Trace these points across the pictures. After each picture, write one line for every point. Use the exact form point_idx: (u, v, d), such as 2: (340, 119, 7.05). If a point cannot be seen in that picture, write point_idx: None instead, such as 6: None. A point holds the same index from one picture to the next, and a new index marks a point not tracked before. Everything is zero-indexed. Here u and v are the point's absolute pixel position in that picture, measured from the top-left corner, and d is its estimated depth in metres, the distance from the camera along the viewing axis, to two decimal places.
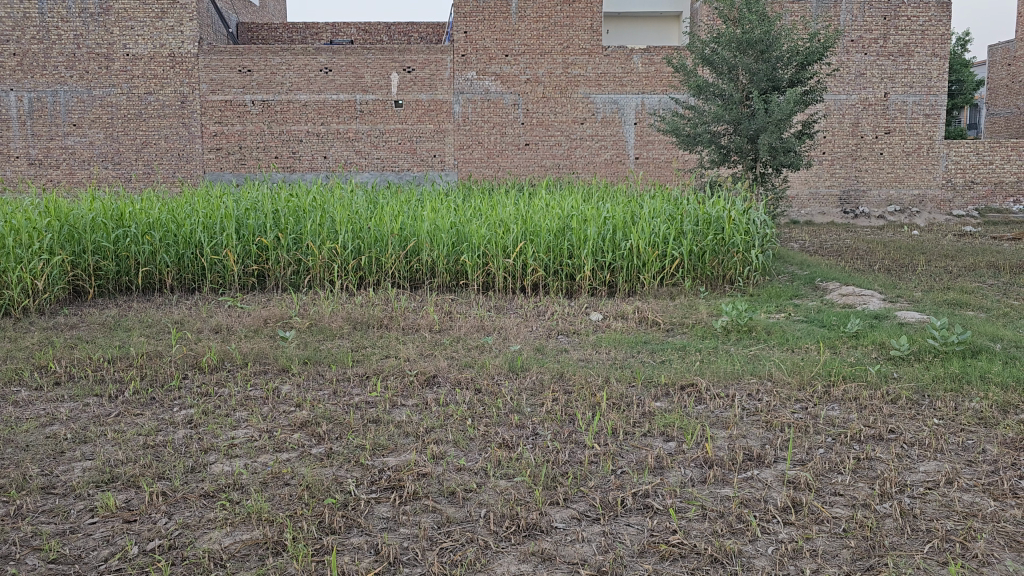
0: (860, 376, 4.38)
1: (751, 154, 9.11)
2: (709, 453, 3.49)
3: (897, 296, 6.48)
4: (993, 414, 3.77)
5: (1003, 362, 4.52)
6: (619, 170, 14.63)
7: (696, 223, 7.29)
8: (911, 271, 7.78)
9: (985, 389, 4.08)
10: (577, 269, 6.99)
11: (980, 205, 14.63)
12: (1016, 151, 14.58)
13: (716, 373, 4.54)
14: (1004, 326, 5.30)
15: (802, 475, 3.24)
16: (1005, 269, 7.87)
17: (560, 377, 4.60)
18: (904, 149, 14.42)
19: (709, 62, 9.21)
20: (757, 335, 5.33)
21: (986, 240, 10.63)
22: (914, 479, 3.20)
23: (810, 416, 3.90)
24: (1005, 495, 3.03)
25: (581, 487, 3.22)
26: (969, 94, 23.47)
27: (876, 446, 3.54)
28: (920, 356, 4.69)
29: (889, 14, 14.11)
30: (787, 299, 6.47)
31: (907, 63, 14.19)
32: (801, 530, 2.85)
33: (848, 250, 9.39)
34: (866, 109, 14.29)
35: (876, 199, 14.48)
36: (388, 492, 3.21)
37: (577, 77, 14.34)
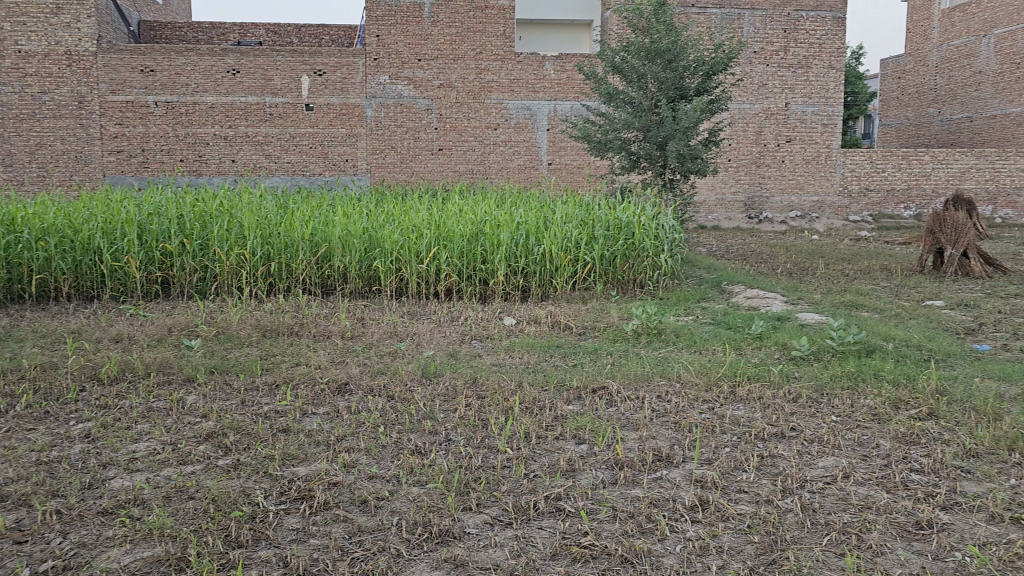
0: (763, 376, 4.53)
1: (660, 161, 9.31)
2: (620, 454, 3.54)
3: (798, 298, 6.73)
4: (886, 410, 3.95)
5: (896, 360, 4.74)
6: (532, 176, 14.74)
7: (607, 227, 7.39)
8: (811, 274, 8.10)
9: (880, 386, 4.28)
10: (490, 275, 7.00)
11: (875, 211, 15.35)
12: (906, 160, 15.35)
13: (627, 376, 4.62)
14: (895, 326, 5.57)
15: (709, 474, 3.32)
16: (897, 272, 8.26)
17: (474, 382, 4.59)
18: (805, 156, 15.01)
19: (619, 70, 9.36)
20: (666, 337, 5.46)
21: (880, 244, 11.19)
22: (814, 474, 3.32)
23: (717, 416, 4.00)
24: (897, 487, 3.17)
25: (494, 492, 3.22)
26: (863, 106, 24.66)
27: (779, 444, 3.66)
28: (820, 356, 4.88)
29: (789, 27, 14.66)
30: (695, 302, 6.64)
31: (806, 74, 14.80)
32: (707, 527, 2.93)
33: (752, 255, 9.71)
34: (769, 118, 14.80)
35: (779, 204, 15.01)
36: (298, 503, 3.13)
37: (490, 82, 14.42)
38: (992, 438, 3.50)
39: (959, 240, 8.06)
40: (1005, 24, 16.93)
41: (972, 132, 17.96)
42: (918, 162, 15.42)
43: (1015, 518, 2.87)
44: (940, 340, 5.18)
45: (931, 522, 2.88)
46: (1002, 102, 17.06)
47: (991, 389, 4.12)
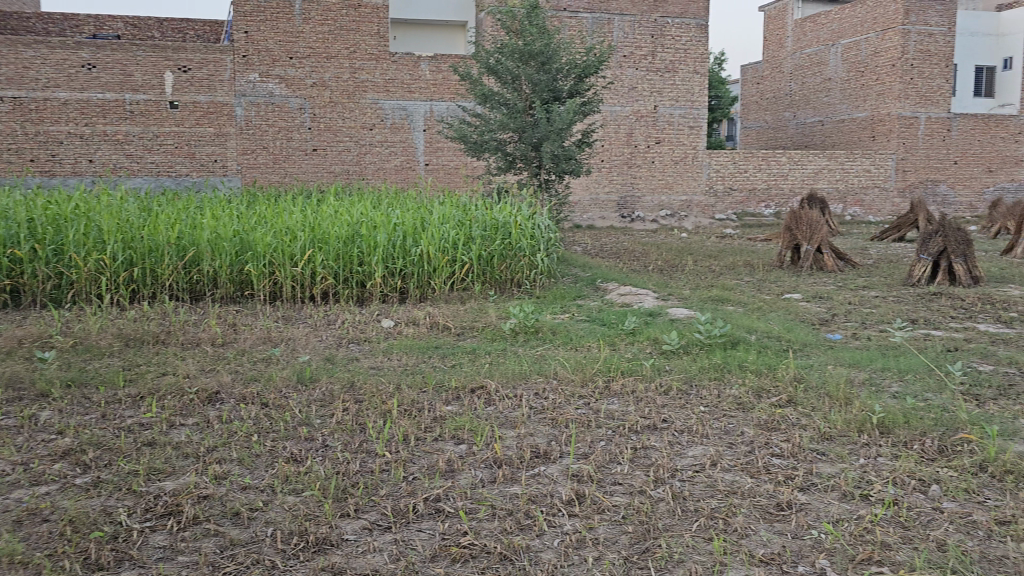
0: (636, 370, 4.67)
1: (536, 161, 9.45)
2: (499, 453, 3.57)
3: (668, 294, 6.97)
4: (749, 399, 4.15)
5: (758, 351, 4.99)
6: (409, 177, 14.65)
7: (484, 228, 7.42)
8: (681, 271, 8.41)
9: (743, 376, 4.50)
10: (367, 277, 6.90)
11: (738, 210, 16.10)
12: (765, 162, 16.18)
13: (505, 374, 4.65)
14: (757, 319, 5.85)
15: (585, 468, 3.40)
16: (759, 267, 8.69)
17: (351, 387, 4.51)
18: (673, 157, 15.57)
19: (493, 71, 9.42)
20: (543, 336, 5.53)
21: (743, 241, 11.76)
22: (684, 463, 3.45)
23: (593, 411, 4.09)
24: (760, 471, 3.33)
25: (372, 497, 3.18)
26: (726, 109, 25.82)
27: (651, 435, 3.78)
28: (689, 349, 5.08)
29: (656, 33, 15.17)
30: (570, 300, 6.77)
31: (673, 78, 15.37)
32: (584, 520, 2.99)
33: (625, 253, 9.99)
34: (639, 121, 15.26)
35: (650, 204, 15.51)
36: (165, 519, 2.99)
37: (365, 82, 14.22)
38: (844, 421, 3.73)
39: (814, 236, 8.57)
40: (851, 35, 18.13)
41: (824, 135, 19.13)
42: (776, 163, 16.28)
43: (864, 494, 3.06)
44: (797, 331, 5.48)
45: (791, 503, 3.04)
46: (850, 107, 18.26)
47: (843, 375, 4.39)
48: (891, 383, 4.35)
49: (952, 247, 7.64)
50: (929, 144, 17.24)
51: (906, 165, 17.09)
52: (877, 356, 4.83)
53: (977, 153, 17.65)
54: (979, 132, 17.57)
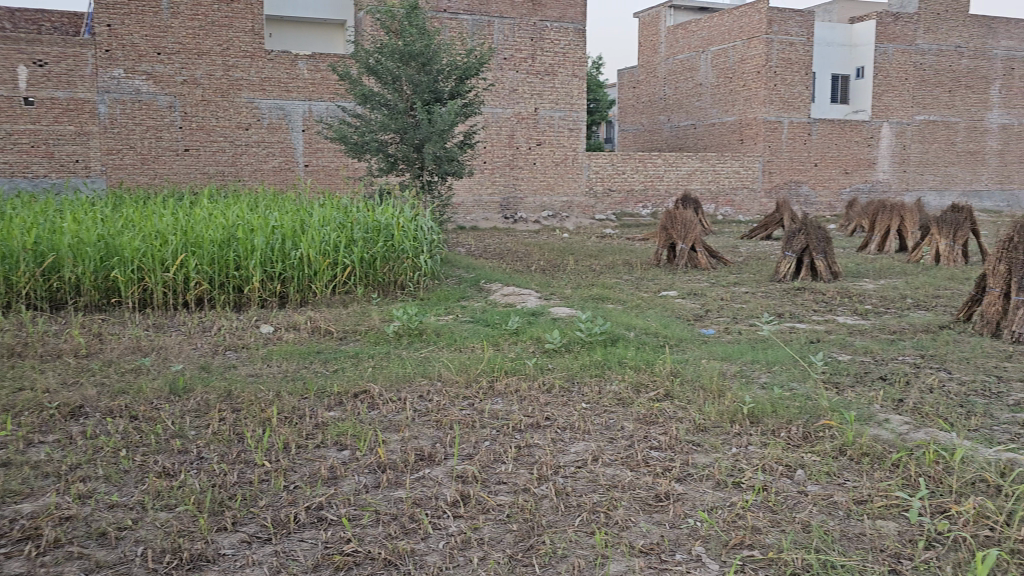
0: (519, 369, 4.71)
1: (418, 162, 9.39)
2: (383, 457, 3.52)
3: (550, 293, 7.08)
4: (629, 394, 4.27)
5: (637, 348, 5.13)
6: (288, 178, 14.31)
7: (366, 230, 7.31)
8: (563, 270, 8.56)
9: (623, 372, 4.62)
10: (245, 281, 6.68)
11: (617, 210, 16.54)
12: (642, 163, 16.69)
13: (389, 378, 4.60)
14: (636, 316, 6.03)
15: (470, 468, 3.40)
16: (637, 266, 8.95)
17: (228, 395, 4.35)
18: (554, 159, 15.83)
19: (373, 71, 9.31)
20: (427, 337, 5.51)
21: (622, 240, 12.09)
22: (567, 460, 3.51)
23: (477, 412, 4.11)
24: (639, 464, 3.42)
25: (251, 508, 3.08)
26: (605, 112, 26.46)
27: (534, 434, 3.83)
28: (571, 346, 5.18)
29: (536, 36, 15.37)
30: (455, 301, 6.77)
31: (553, 81, 15.62)
32: (469, 520, 2.99)
33: (508, 254, 10.07)
34: (520, 123, 15.42)
35: (533, 205, 15.70)
36: (22, 544, 2.79)
37: (239, 80, 13.76)
38: (717, 413, 3.89)
39: (688, 235, 8.88)
40: (719, 42, 18.93)
41: (697, 138, 19.89)
42: (652, 165, 16.82)
43: (736, 482, 3.20)
44: (673, 327, 5.68)
45: (669, 494, 3.13)
46: (720, 111, 19.07)
47: (715, 368, 4.58)
48: (760, 374, 4.56)
49: (814, 244, 8.09)
50: (792, 147, 18.21)
51: (772, 168, 18.01)
52: (747, 349, 5.06)
53: (835, 156, 18.78)
54: (836, 136, 18.71)
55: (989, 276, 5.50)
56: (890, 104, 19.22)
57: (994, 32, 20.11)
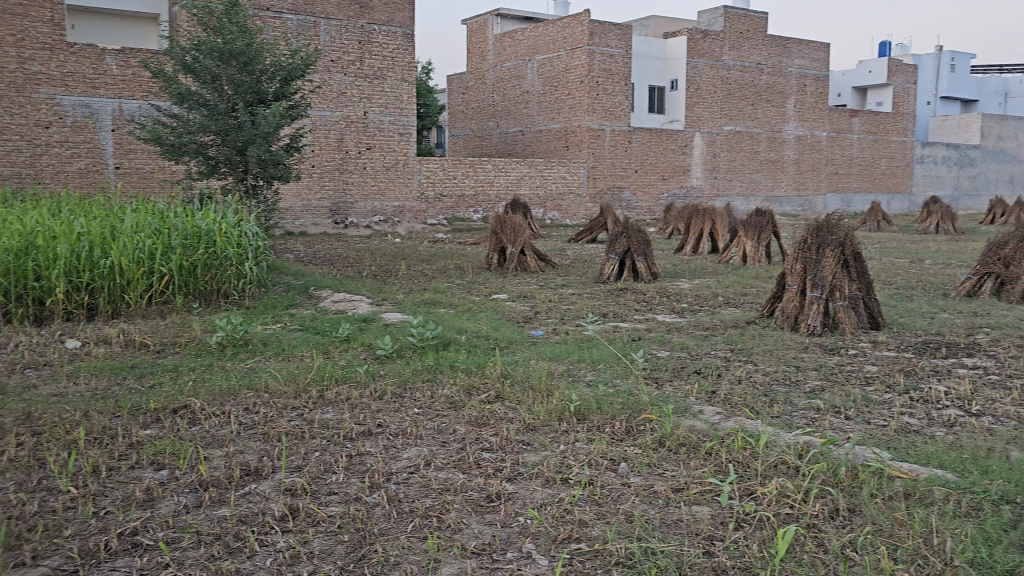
0: (350, 377, 4.63)
1: (241, 166, 9.01)
2: (205, 474, 3.35)
3: (382, 299, 7.01)
4: (460, 397, 4.30)
5: (468, 351, 5.18)
6: (96, 181, 13.33)
7: (184, 236, 6.91)
8: (394, 275, 8.51)
9: (455, 376, 4.64)
10: (47, 293, 6.15)
11: (449, 215, 16.66)
12: (473, 168, 16.90)
13: (211, 392, 4.38)
14: (467, 320, 6.08)
15: (299, 481, 3.30)
16: (468, 270, 9.05)
17: (26, 418, 3.98)
18: (384, 164, 15.69)
19: (190, 70, 8.84)
20: (253, 348, 5.29)
21: (454, 245, 12.17)
22: (398, 466, 3.48)
23: (306, 422, 3.99)
24: (471, 466, 3.45)
25: (55, 540, 2.83)
26: (435, 117, 26.53)
27: (366, 441, 3.77)
28: (403, 352, 5.15)
29: (363, 39, 15.18)
30: (283, 309, 6.55)
31: (381, 85, 15.48)
32: (298, 535, 2.90)
33: (338, 259, 9.88)
34: (349, 126, 15.16)
35: (363, 210, 15.49)
36: None
37: (37, 74, 12.66)
38: (545, 411, 3.99)
39: (518, 238, 9.08)
40: (545, 52, 19.47)
41: (525, 144, 20.36)
42: (482, 170, 17.06)
43: (564, 478, 3.30)
44: (503, 330, 5.77)
45: (500, 494, 3.18)
46: (546, 119, 19.63)
47: (544, 368, 4.71)
48: (586, 373, 4.73)
49: (634, 247, 8.50)
50: (614, 154, 19.03)
51: (596, 174, 18.75)
52: (574, 349, 5.23)
53: (653, 163, 19.82)
54: (654, 144, 19.74)
55: (789, 274, 5.98)
56: (701, 115, 20.51)
57: (789, 51, 21.96)
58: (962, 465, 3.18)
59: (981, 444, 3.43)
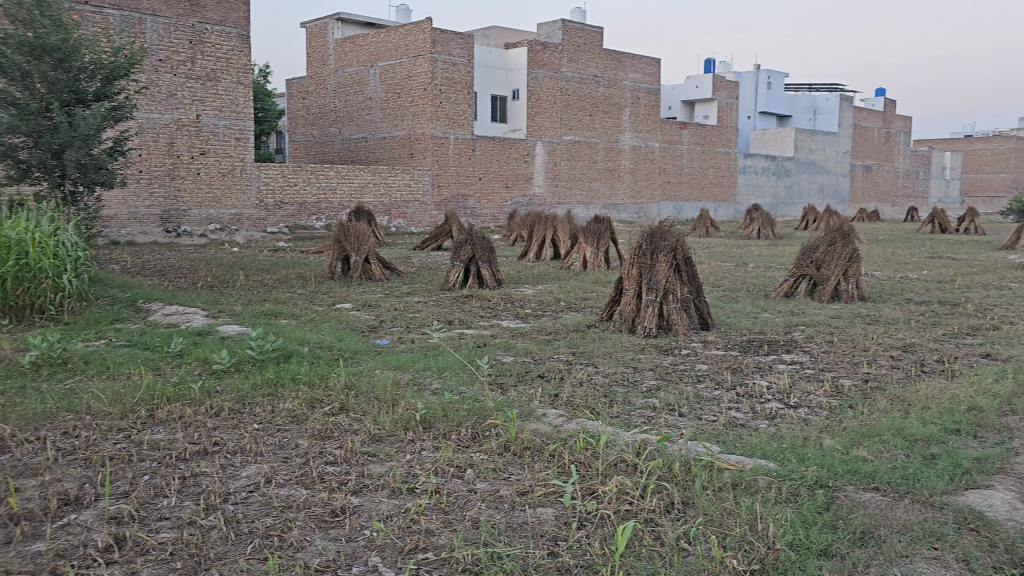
0: (183, 395, 4.38)
1: (57, 170, 8.34)
2: (16, 507, 3.06)
3: (218, 311, 6.69)
4: (303, 411, 4.16)
5: (310, 363, 5.04)
6: None
7: None
8: (231, 286, 8.16)
9: (297, 389, 4.50)
10: None
11: (290, 223, 16.15)
12: (315, 175, 16.48)
13: (24, 416, 4.01)
14: (310, 330, 5.92)
15: (126, 507, 3.08)
16: (311, 279, 8.82)
17: None
18: (220, 169, 15.03)
19: None
20: (73, 366, 4.91)
21: (296, 254, 11.83)
22: (237, 485, 3.33)
23: (134, 444, 3.74)
24: (314, 482, 3.35)
25: None
26: (274, 122, 25.76)
27: (201, 461, 3.58)
28: (241, 365, 4.94)
29: (194, 39, 14.49)
30: (106, 325, 6.12)
31: (215, 87, 14.83)
32: (125, 566, 2.70)
33: (170, 270, 9.36)
34: (180, 130, 14.41)
35: (197, 218, 14.77)
36: None
37: None
38: (391, 421, 3.94)
39: (362, 247, 8.96)
40: (387, 58, 19.33)
41: (368, 151, 20.11)
42: (325, 177, 16.68)
43: (411, 488, 3.27)
44: (347, 340, 5.66)
45: (345, 508, 3.11)
46: (389, 126, 19.47)
47: (389, 378, 4.65)
48: (432, 381, 4.72)
49: (479, 254, 8.59)
50: (458, 161, 19.15)
51: (440, 181, 18.81)
52: (419, 358, 5.20)
53: (497, 171, 20.09)
54: (497, 152, 20.00)
55: (626, 279, 6.21)
56: (542, 124, 21.02)
57: (623, 64, 22.93)
58: (782, 454, 3.42)
59: (799, 433, 3.70)
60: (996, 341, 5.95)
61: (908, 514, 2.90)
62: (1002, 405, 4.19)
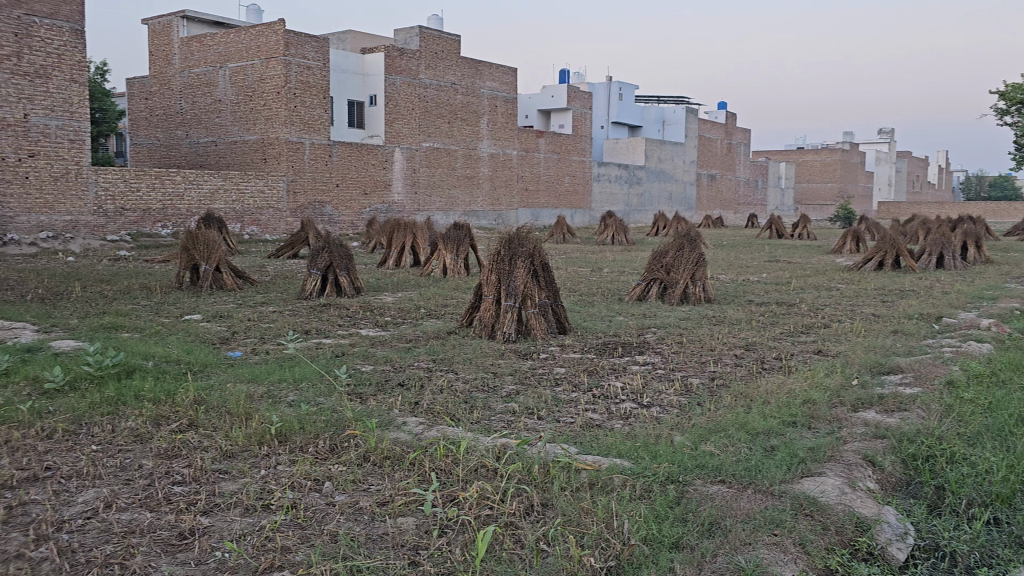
0: (10, 417, 4.02)
1: None
2: None
3: (51, 325, 6.21)
4: (147, 429, 3.92)
5: (155, 378, 4.76)
6: None
7: None
8: (65, 298, 7.61)
9: (141, 406, 4.24)
10: None
11: (132, 230, 15.24)
12: (159, 180, 15.64)
13: None
14: (155, 343, 5.60)
15: None
16: (156, 290, 8.35)
17: None
18: (52, 173, 13.99)
19: None
20: None
21: (139, 263, 11.16)
22: (72, 513, 3.09)
23: None
24: (159, 504, 3.16)
25: None
26: (113, 123, 24.28)
27: (31, 488, 3.30)
28: (77, 383, 4.60)
29: (21, 32, 13.45)
30: None
31: (46, 85, 13.82)
32: None
33: None
34: (4, 130, 13.35)
35: (27, 225, 13.68)
36: None
37: None
38: (244, 436, 3.79)
39: (211, 255, 8.59)
40: (237, 59, 18.65)
41: (218, 155, 19.31)
42: (171, 182, 15.87)
43: (266, 504, 3.14)
44: (196, 353, 5.39)
45: (193, 529, 2.95)
46: (240, 129, 18.77)
47: (242, 391, 4.46)
48: (288, 393, 4.57)
49: (336, 262, 8.43)
50: (314, 167, 18.71)
51: (295, 187, 18.31)
52: (274, 369, 5.02)
53: (354, 178, 19.76)
54: (354, 158, 19.68)
55: (485, 285, 6.25)
56: (400, 131, 20.88)
57: (480, 73, 23.14)
58: (635, 453, 3.54)
59: (651, 432, 3.84)
60: (826, 338, 6.41)
61: (751, 503, 3.06)
62: (832, 398, 4.51)
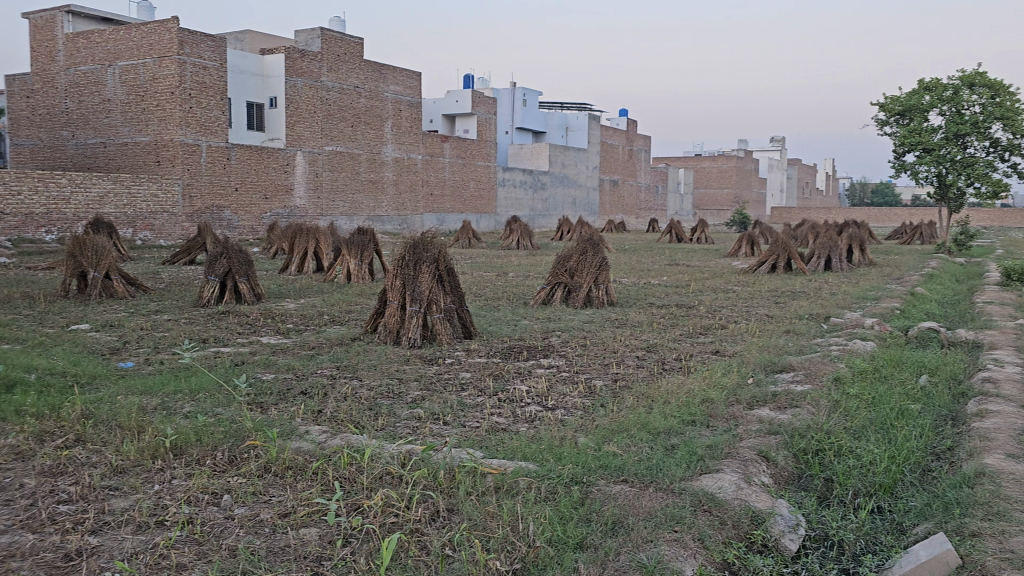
0: None
1: None
2: None
3: None
4: (29, 446, 3.70)
5: (38, 392, 4.50)
6: None
7: None
8: None
9: (22, 422, 4.00)
10: None
11: (14, 236, 14.39)
12: (43, 183, 14.85)
13: None
14: (38, 355, 5.30)
15: None
16: (39, 298, 7.91)
17: None
18: None
19: None
20: None
21: (20, 270, 10.55)
22: None
23: None
24: (43, 525, 2.98)
25: None
26: None
27: None
28: None
29: None
30: None
31: None
32: None
33: None
34: None
35: None
36: None
37: None
38: (136, 450, 3.62)
39: (100, 262, 8.20)
40: (128, 58, 17.89)
41: (108, 157, 18.47)
42: (56, 185, 15.09)
43: (159, 521, 3.01)
44: (84, 365, 5.13)
45: (81, 550, 2.80)
46: (132, 130, 18.01)
47: (133, 404, 4.26)
48: (183, 405, 4.40)
49: (235, 268, 8.19)
50: (211, 171, 18.12)
51: (191, 191, 17.68)
52: (169, 380, 4.83)
53: (254, 181, 19.24)
54: (254, 162, 19.17)
55: (389, 290, 6.19)
56: (302, 134, 20.47)
57: (384, 76, 22.93)
58: (540, 455, 3.57)
59: (556, 434, 3.88)
60: (723, 338, 6.63)
61: (652, 501, 3.13)
62: (729, 396, 4.67)
